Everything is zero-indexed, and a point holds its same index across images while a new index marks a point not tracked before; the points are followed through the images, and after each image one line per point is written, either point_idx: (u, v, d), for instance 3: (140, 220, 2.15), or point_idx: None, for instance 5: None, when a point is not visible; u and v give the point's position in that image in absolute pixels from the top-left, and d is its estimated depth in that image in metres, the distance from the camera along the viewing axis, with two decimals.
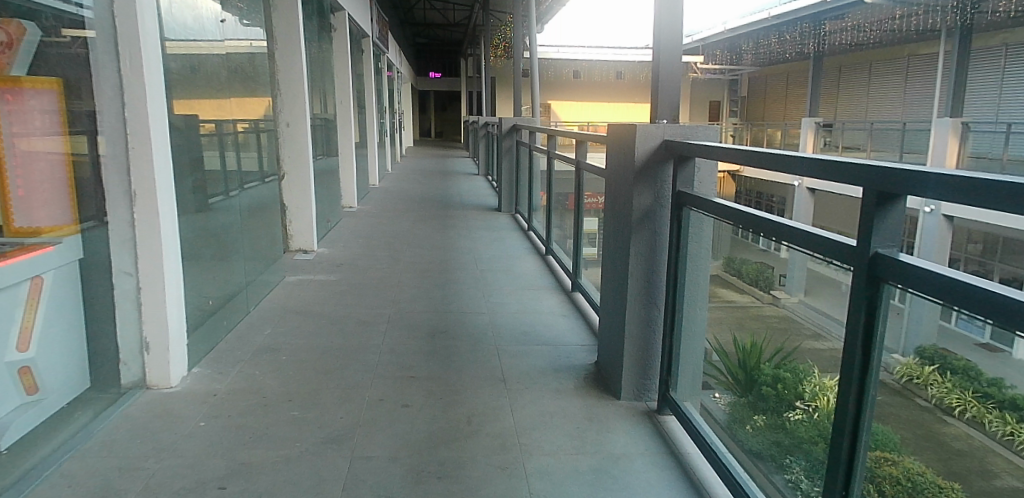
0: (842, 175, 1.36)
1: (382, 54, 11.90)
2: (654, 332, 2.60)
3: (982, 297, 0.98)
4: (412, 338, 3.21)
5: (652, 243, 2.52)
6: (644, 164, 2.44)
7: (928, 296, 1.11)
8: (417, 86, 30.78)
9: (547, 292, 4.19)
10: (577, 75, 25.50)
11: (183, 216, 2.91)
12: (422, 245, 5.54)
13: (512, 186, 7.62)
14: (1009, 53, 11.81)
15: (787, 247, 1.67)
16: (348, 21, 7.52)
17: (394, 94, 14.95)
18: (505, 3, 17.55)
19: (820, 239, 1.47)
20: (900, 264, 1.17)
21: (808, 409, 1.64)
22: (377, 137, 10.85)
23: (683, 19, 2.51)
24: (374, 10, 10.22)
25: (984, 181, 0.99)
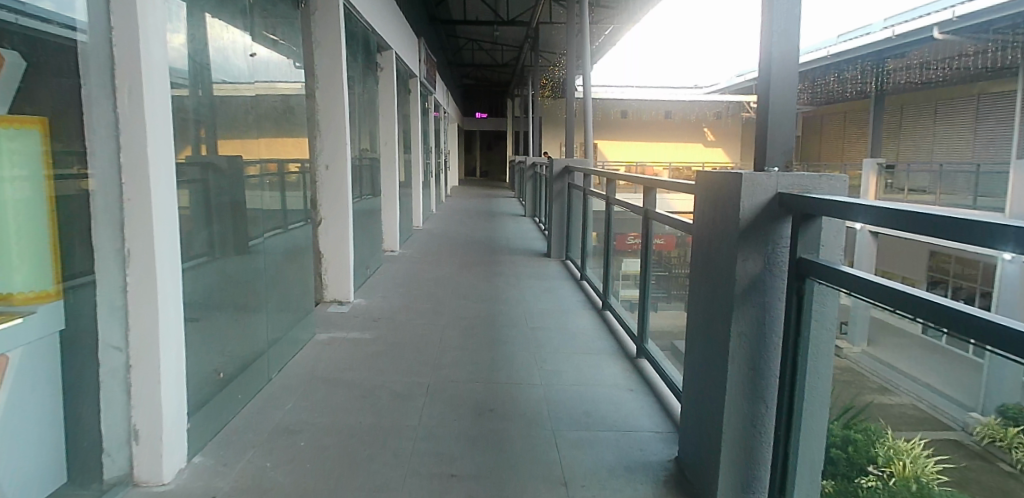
0: (962, 233, 1.21)
1: (429, 94, 11.78)
2: (761, 433, 2.02)
3: None
4: (453, 420, 2.73)
5: (759, 321, 1.98)
6: (751, 222, 1.93)
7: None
8: (464, 127, 31.03)
9: (608, 358, 3.60)
10: (624, 115, 25.11)
11: (209, 267, 2.57)
12: (467, 296, 5.13)
13: (562, 232, 7.14)
14: None
15: (847, 295, 1.67)
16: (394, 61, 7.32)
17: (439, 134, 14.90)
18: (553, 43, 17.41)
19: (918, 299, 1.36)
20: None
21: (881, 475, 1.94)
22: (422, 177, 10.61)
23: (801, 42, 2.01)
24: (421, 50, 10.05)
25: None
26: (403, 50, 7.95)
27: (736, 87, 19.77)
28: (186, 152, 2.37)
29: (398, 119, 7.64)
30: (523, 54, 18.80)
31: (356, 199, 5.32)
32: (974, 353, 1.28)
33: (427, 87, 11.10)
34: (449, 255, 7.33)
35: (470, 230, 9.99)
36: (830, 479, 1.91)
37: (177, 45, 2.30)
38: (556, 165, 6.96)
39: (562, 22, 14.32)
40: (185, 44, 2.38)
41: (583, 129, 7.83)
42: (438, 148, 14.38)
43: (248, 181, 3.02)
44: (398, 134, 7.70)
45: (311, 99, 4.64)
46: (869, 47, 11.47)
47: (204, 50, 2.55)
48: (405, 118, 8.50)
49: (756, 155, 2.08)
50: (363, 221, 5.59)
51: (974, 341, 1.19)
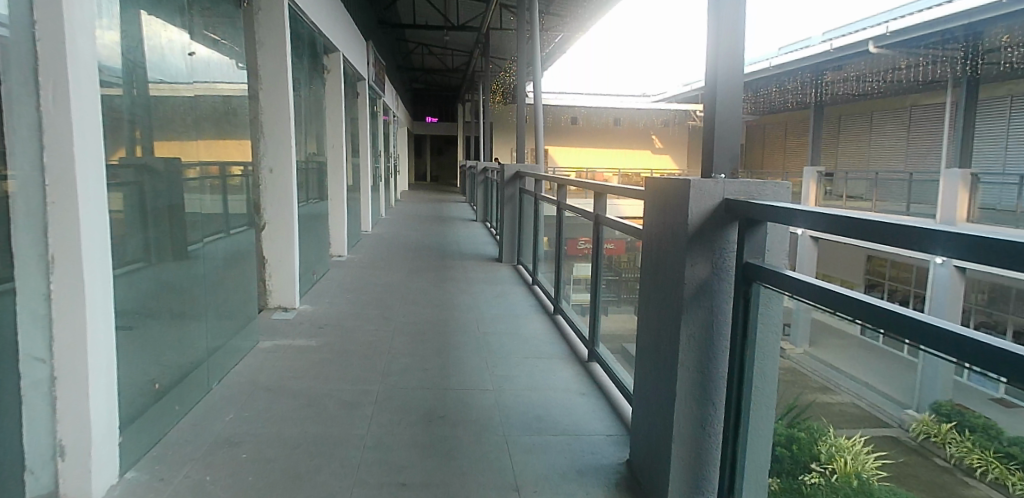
0: (895, 238, 1.27)
1: (377, 97, 11.60)
2: (710, 433, 2.06)
3: (1001, 356, 1.01)
4: (402, 428, 2.67)
5: (708, 325, 2.02)
6: (699, 227, 1.97)
7: (993, 374, 1.05)
8: (414, 131, 30.75)
9: (560, 362, 3.60)
10: (575, 121, 25.46)
11: (144, 272, 2.43)
12: (418, 302, 5.05)
13: (514, 237, 7.12)
14: None
15: (789, 297, 1.72)
16: (342, 63, 7.15)
17: (389, 138, 14.68)
18: (504, 48, 17.45)
19: (858, 301, 1.41)
20: None
21: (823, 472, 2.00)
22: (372, 181, 10.42)
23: (745, 54, 2.06)
24: (370, 52, 9.87)
25: (996, 242, 1.03)
26: (351, 51, 7.77)
27: (683, 96, 20.35)
28: (120, 154, 2.23)
29: (346, 122, 7.47)
30: (473, 59, 18.77)
31: (302, 202, 5.16)
32: (908, 353, 1.34)
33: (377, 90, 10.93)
34: (400, 260, 7.21)
35: (421, 235, 9.86)
36: (775, 477, 1.96)
37: (109, 43, 2.18)
38: (507, 170, 6.96)
39: (512, 29, 14.39)
40: (119, 42, 2.25)
41: (533, 135, 7.80)
42: (387, 152, 14.18)
43: (188, 184, 2.88)
44: (346, 137, 7.53)
45: (254, 100, 4.47)
46: (807, 59, 12.01)
47: (140, 48, 2.42)
48: (353, 121, 8.32)
49: (704, 162, 2.12)
50: (310, 225, 5.42)
51: (909, 341, 1.25)
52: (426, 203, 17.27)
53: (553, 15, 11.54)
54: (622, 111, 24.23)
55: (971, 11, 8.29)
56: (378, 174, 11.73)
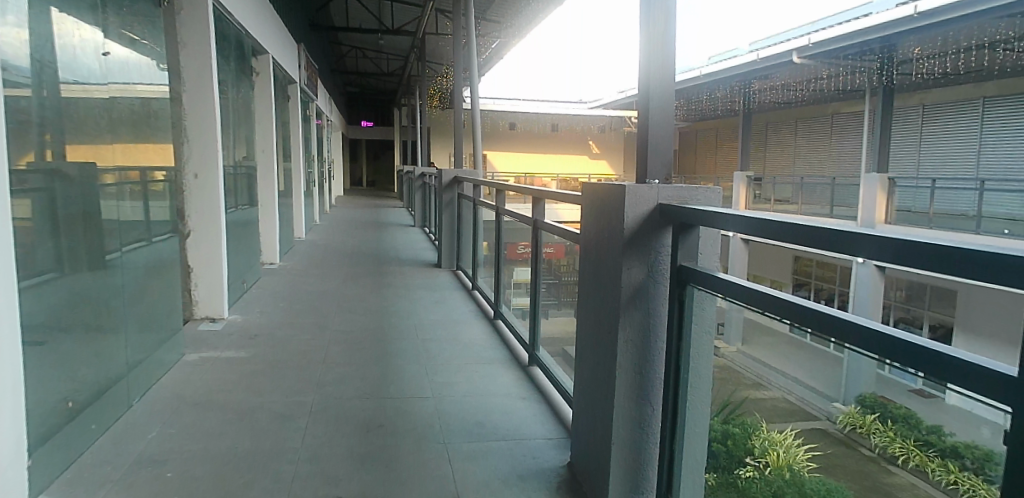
0: (819, 240, 1.31)
1: (310, 100, 11.25)
2: (648, 433, 2.08)
3: (919, 352, 1.05)
4: (338, 439, 2.57)
5: (645, 327, 2.04)
6: (634, 232, 1.99)
7: (910, 369, 1.09)
8: (349, 136, 30.09)
9: (500, 367, 3.57)
10: (513, 127, 25.61)
11: (56, 283, 2.24)
12: (354, 310, 4.91)
13: (453, 241, 7.05)
14: (987, 104, 11.91)
15: (722, 299, 1.76)
16: (272, 64, 6.88)
17: (322, 143, 14.28)
18: (441, 53, 17.35)
19: (788, 302, 1.45)
20: (985, 370, 0.93)
21: (757, 466, 1.98)
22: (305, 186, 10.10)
23: (676, 61, 2.10)
24: (301, 54, 9.56)
25: (911, 242, 1.07)
26: (281, 53, 7.49)
27: (619, 104, 20.82)
28: (27, 158, 2.05)
29: (276, 125, 7.21)
30: (410, 63, 18.55)
31: (230, 208, 4.91)
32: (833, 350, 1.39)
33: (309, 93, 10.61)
34: (335, 267, 7.02)
35: (357, 241, 9.64)
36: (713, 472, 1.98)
37: (15, 40, 2.00)
38: (445, 175, 6.91)
39: (448, 34, 14.33)
40: (27, 39, 2.07)
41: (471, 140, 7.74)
42: (321, 156, 13.79)
43: (105, 190, 2.68)
44: (277, 140, 7.26)
45: (176, 102, 4.23)
46: (736, 70, 12.49)
47: (49, 45, 2.23)
48: (284, 124, 8.02)
49: (638, 169, 2.14)
50: (239, 232, 5.19)
51: (834, 339, 1.29)
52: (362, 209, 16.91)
53: (490, 19, 11.56)
54: (559, 117, 24.55)
55: (884, 26, 8.85)
56: (311, 179, 11.39)
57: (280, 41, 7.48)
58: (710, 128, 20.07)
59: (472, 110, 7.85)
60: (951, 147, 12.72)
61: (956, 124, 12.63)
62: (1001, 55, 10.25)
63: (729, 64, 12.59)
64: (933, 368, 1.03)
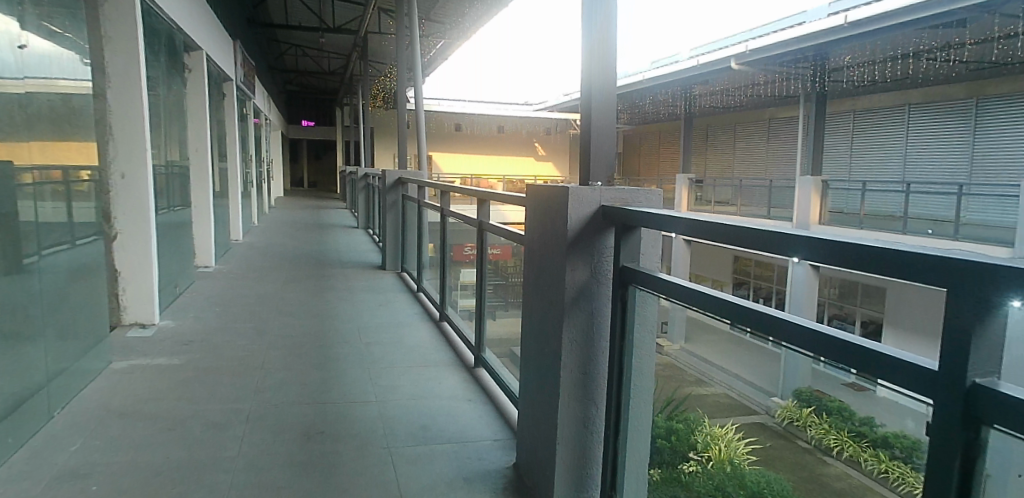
0: (757, 242, 1.35)
1: (247, 98, 10.85)
2: (594, 432, 2.10)
3: (851, 349, 1.10)
4: (278, 446, 2.49)
5: (589, 328, 2.06)
6: (577, 234, 2.00)
7: (844, 366, 1.14)
8: (289, 135, 29.21)
9: (445, 369, 3.54)
10: (458, 128, 25.54)
11: None
12: (294, 313, 4.76)
13: (398, 242, 6.96)
14: (913, 110, 12.69)
15: (666, 300, 1.79)
16: (205, 61, 6.60)
17: (260, 142, 13.78)
18: (384, 52, 17.09)
19: (729, 304, 1.49)
20: (914, 368, 0.97)
21: (701, 460, 1.87)
22: (241, 187, 9.74)
23: (617, 66, 2.13)
24: (237, 50, 9.21)
25: (842, 243, 1.11)
26: (215, 49, 7.19)
27: (563, 107, 21.06)
28: None
29: (211, 123, 6.92)
30: (352, 62, 18.18)
31: (162, 209, 4.68)
32: (768, 348, 1.44)
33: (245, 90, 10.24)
34: (275, 270, 6.80)
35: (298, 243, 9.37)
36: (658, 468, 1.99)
37: None
38: (389, 176, 6.81)
39: (391, 33, 14.11)
40: None
41: (416, 141, 7.64)
42: (259, 156, 13.35)
43: (22, 190, 2.51)
44: (212, 139, 6.98)
45: (99, 99, 3.99)
46: (677, 76, 12.72)
47: None
48: (219, 124, 7.72)
49: (580, 171, 2.16)
50: (171, 234, 4.95)
51: (774, 338, 1.33)
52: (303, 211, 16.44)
53: (434, 20, 11.48)
54: (506, 119, 24.60)
55: (816, 36, 9.29)
56: (249, 180, 10.99)
57: (214, 36, 7.19)
58: (653, 130, 20.60)
59: (416, 110, 7.75)
60: (877, 152, 13.49)
61: (884, 131, 13.40)
62: (922, 65, 10.92)
63: (670, 70, 12.92)
64: (863, 364, 1.08)
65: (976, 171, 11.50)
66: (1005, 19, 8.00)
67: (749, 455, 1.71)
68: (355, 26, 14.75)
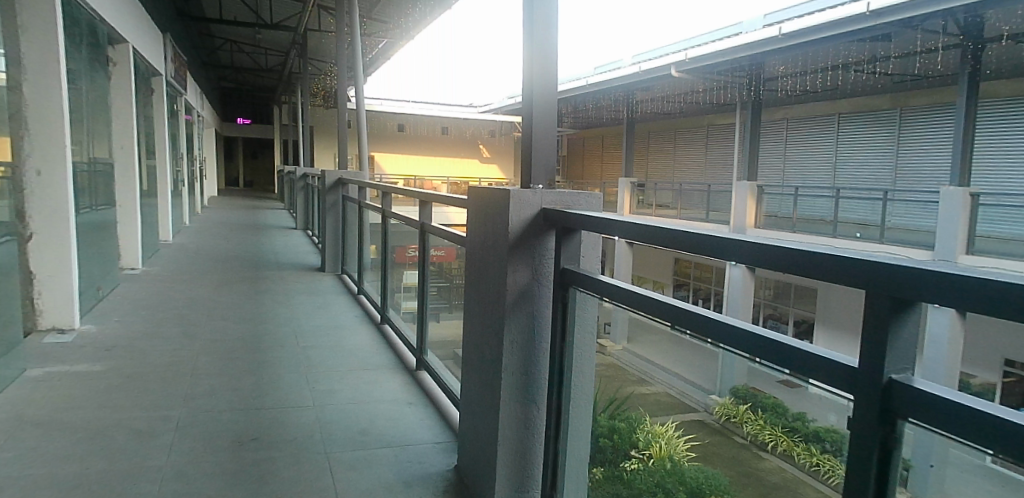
0: (691, 246, 1.39)
1: (179, 94, 10.39)
2: (534, 432, 2.12)
3: (779, 348, 1.15)
4: (208, 455, 2.38)
5: (530, 330, 2.07)
6: (519, 237, 2.01)
7: (775, 366, 1.18)
8: (225, 133, 28.11)
9: (386, 372, 3.48)
10: (402, 128, 25.29)
11: None
12: (228, 317, 4.58)
13: (339, 243, 6.81)
14: (842, 120, 13.42)
15: (609, 302, 1.80)
16: (132, 53, 6.27)
17: (192, 139, 13.18)
18: (326, 50, 16.71)
19: (667, 306, 1.53)
20: (837, 365, 1.01)
21: (640, 458, 1.85)
22: (172, 186, 9.30)
23: (558, 71, 2.15)
24: (168, 44, 8.80)
25: (770, 246, 1.16)
26: (143, 41, 6.85)
27: (508, 110, 21.16)
28: None
29: (138, 118, 6.58)
30: (291, 59, 17.69)
31: (84, 208, 4.41)
32: (705, 348, 1.48)
33: (176, 85, 9.78)
34: (208, 272, 6.52)
35: (234, 244, 9.03)
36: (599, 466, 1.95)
37: None
38: (329, 176, 6.65)
39: (332, 31, 13.81)
40: None
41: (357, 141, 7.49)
42: (191, 154, 12.80)
43: None
44: (139, 135, 6.63)
45: None
46: (620, 82, 12.99)
47: None
48: (148, 120, 7.35)
49: (522, 175, 2.17)
50: (94, 234, 4.67)
51: (710, 339, 1.37)
52: (237, 211, 15.82)
53: (377, 18, 11.32)
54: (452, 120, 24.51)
55: (751, 46, 9.70)
56: (179, 179, 10.48)
57: (143, 27, 6.84)
58: (597, 135, 20.98)
59: (357, 109, 7.61)
60: (810, 158, 14.21)
61: (815, 139, 14.10)
62: (848, 77, 11.56)
63: (613, 76, 13.20)
64: (791, 361, 1.13)
65: (898, 178, 12.25)
66: (923, 35, 8.58)
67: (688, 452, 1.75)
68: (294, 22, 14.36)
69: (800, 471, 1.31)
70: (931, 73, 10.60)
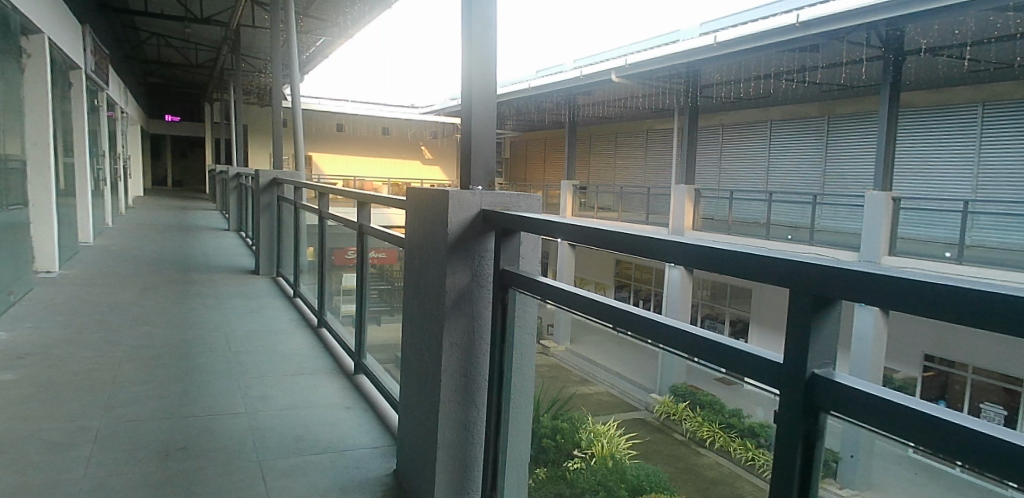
0: (627, 248, 1.42)
1: (100, 88, 9.82)
2: (474, 435, 2.11)
3: (711, 346, 1.19)
4: (130, 466, 2.25)
5: (470, 331, 2.06)
6: (458, 238, 2.01)
7: (708, 363, 1.22)
8: (152, 130, 26.71)
9: (323, 376, 3.40)
10: (341, 128, 24.80)
11: None
12: (154, 322, 4.36)
13: (274, 245, 6.60)
14: (774, 126, 14.07)
15: (551, 305, 1.81)
16: (48, 43, 5.88)
17: (114, 135, 12.47)
18: (261, 46, 16.17)
19: (605, 306, 1.55)
20: (766, 363, 1.05)
21: (583, 457, 1.88)
22: (92, 186, 8.77)
23: (497, 73, 2.17)
24: (88, 34, 8.29)
25: (700, 248, 1.20)
26: (59, 31, 6.42)
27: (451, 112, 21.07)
28: None
29: (54, 112, 6.17)
30: (223, 55, 17.01)
31: None
32: (640, 347, 1.52)
33: (98, 79, 9.24)
34: (131, 276, 6.18)
35: (161, 247, 8.61)
36: (542, 467, 1.98)
37: None
38: (263, 176, 6.45)
39: (266, 26, 13.37)
40: None
41: (293, 140, 7.27)
42: (114, 152, 12.11)
43: None
44: (55, 130, 6.21)
45: None
46: (562, 86, 13.13)
47: None
48: (64, 114, 6.90)
49: (461, 176, 2.17)
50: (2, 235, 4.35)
51: (648, 339, 1.40)
52: (165, 211, 15.05)
53: (315, 15, 11.06)
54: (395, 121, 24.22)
55: (688, 54, 10.03)
56: (100, 177, 9.90)
57: (60, 16, 6.43)
58: (539, 137, 21.22)
59: (293, 107, 7.41)
60: (744, 163, 14.83)
61: (749, 145, 14.70)
62: (778, 85, 12.13)
63: (556, 80, 13.34)
64: (719, 358, 1.18)
65: (825, 183, 12.92)
66: (848, 47, 9.10)
67: (629, 450, 1.78)
68: (227, 17, 13.83)
69: (737, 466, 1.35)
70: (854, 83, 11.25)
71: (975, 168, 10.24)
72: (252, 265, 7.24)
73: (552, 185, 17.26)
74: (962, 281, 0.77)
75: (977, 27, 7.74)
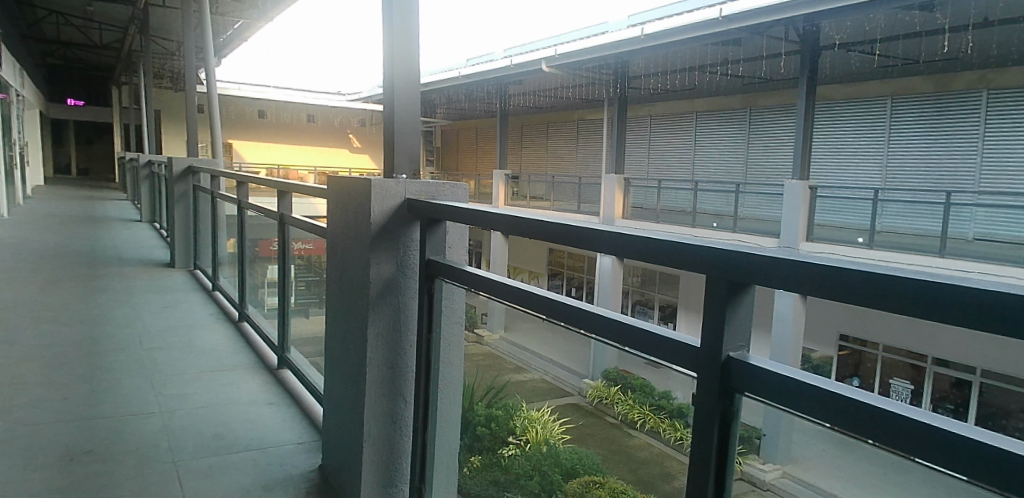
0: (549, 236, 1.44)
1: None
2: (401, 426, 2.10)
3: (633, 331, 1.22)
4: (27, 473, 2.11)
5: (396, 322, 2.05)
6: (382, 228, 1.98)
7: (625, 347, 1.26)
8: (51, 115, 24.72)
9: (245, 372, 3.29)
10: (263, 115, 23.80)
11: None
12: (54, 320, 4.08)
13: (189, 236, 6.28)
14: (699, 117, 14.57)
15: (485, 297, 1.78)
16: None
17: (7, 120, 11.49)
18: (173, 26, 15.22)
19: (532, 296, 1.55)
20: (683, 348, 1.09)
21: (518, 443, 1.94)
22: None
23: (420, 60, 2.14)
24: None
25: (615, 234, 1.24)
26: None
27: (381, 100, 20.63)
28: None
29: None
30: (131, 36, 15.88)
31: None
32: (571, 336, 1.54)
33: None
34: (25, 271, 5.73)
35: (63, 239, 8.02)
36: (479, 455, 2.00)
37: None
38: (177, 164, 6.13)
39: (175, 5, 12.61)
40: None
41: (208, 125, 6.93)
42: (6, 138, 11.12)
43: None
44: None
45: None
46: (492, 75, 13.08)
47: None
48: None
49: (386, 165, 2.14)
50: None
51: (577, 328, 1.42)
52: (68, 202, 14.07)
53: None
54: (322, 108, 23.47)
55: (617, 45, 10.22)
56: None
57: None
58: (471, 126, 21.10)
59: (210, 91, 7.05)
60: (672, 153, 15.29)
61: (677, 136, 15.16)
62: (702, 77, 12.54)
63: (486, 68, 13.27)
64: (634, 343, 1.22)
65: (748, 173, 13.51)
66: (767, 41, 9.50)
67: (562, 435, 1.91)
68: None
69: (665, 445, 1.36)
70: (773, 76, 11.78)
71: (885, 158, 10.96)
72: (166, 258, 6.87)
73: (484, 175, 17.24)
74: (857, 264, 0.82)
75: (883, 25, 8.25)
